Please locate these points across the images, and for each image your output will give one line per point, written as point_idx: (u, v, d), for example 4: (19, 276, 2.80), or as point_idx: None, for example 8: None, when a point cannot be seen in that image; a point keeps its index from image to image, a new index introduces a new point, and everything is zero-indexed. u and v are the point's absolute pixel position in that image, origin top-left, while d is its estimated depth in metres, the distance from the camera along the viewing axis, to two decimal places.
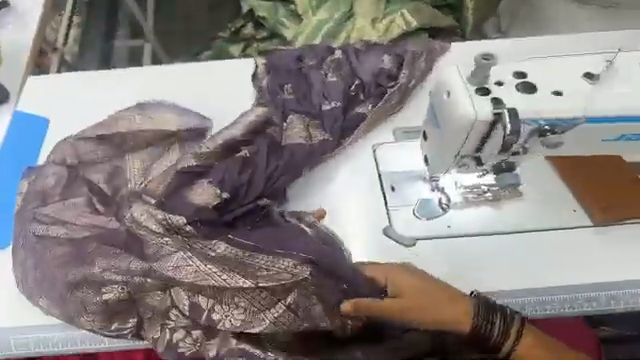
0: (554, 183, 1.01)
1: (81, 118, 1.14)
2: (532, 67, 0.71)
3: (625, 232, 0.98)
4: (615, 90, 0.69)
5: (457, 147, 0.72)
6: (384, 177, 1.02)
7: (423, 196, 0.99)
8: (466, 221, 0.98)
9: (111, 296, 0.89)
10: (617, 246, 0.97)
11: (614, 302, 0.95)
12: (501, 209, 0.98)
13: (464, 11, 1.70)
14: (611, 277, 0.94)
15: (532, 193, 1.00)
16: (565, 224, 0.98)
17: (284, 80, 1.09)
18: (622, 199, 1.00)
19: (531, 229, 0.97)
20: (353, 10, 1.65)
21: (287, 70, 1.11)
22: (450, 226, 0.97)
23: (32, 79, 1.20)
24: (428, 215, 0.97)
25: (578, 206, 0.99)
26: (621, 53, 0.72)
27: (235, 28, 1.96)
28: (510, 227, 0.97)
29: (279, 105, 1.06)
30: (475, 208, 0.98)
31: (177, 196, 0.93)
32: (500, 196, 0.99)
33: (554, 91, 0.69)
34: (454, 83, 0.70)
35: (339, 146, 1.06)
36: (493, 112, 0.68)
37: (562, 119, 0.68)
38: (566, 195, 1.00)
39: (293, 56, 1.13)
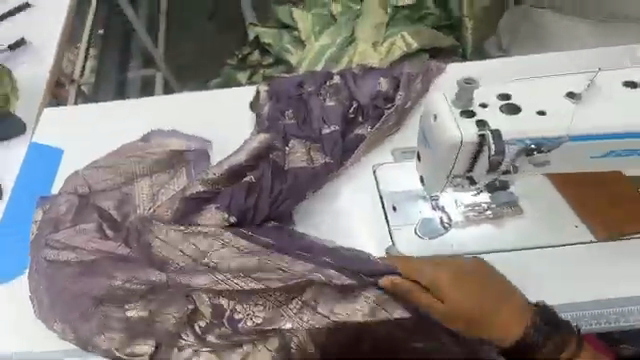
0: (553, 198, 1.01)
1: (94, 148, 1.19)
2: (516, 88, 0.73)
3: (627, 247, 0.97)
4: (598, 109, 0.71)
5: (447, 168, 0.74)
6: (385, 198, 1.03)
7: (424, 215, 1.00)
8: (467, 239, 0.98)
9: (133, 313, 0.91)
10: (621, 261, 0.96)
11: (622, 320, 0.93)
12: (503, 226, 0.99)
13: (464, 31, 1.79)
14: (616, 292, 0.93)
15: (531, 209, 1.00)
16: (567, 240, 0.97)
17: (285, 107, 1.12)
18: (624, 214, 1.00)
19: (532, 246, 0.97)
20: (354, 35, 1.73)
21: (287, 97, 1.14)
22: (452, 244, 0.97)
23: (49, 111, 1.26)
24: (429, 234, 0.98)
25: (580, 221, 0.99)
26: (601, 73, 0.74)
27: (241, 55, 2.03)
28: (510, 244, 0.97)
29: (280, 131, 1.08)
30: (475, 226, 0.99)
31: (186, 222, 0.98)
32: (501, 214, 0.99)
33: (539, 111, 0.71)
34: (440, 107, 0.73)
35: (341, 166, 1.09)
36: (477, 134, 0.70)
37: (548, 138, 0.70)
38: (567, 211, 1.00)
39: (293, 82, 1.17)
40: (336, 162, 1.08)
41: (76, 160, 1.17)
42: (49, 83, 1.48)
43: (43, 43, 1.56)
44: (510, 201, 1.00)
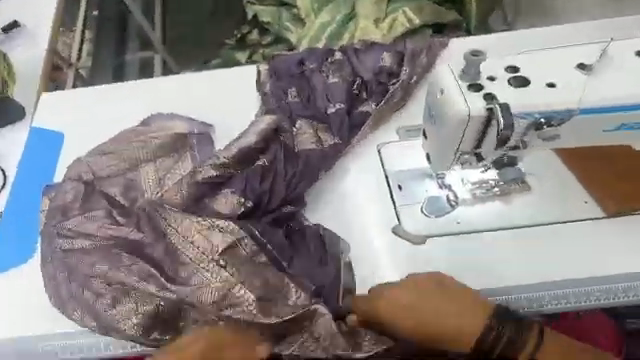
0: (561, 173, 0.99)
1: (95, 132, 1.17)
2: (524, 61, 0.71)
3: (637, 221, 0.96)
4: (610, 80, 0.68)
5: (454, 144, 0.72)
6: (390, 177, 1.02)
7: (430, 194, 0.99)
8: (475, 217, 0.97)
9: (149, 307, 0.90)
10: (633, 236, 0.95)
11: (631, 294, 0.94)
12: (512, 203, 0.97)
13: (466, 5, 1.72)
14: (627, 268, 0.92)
15: (539, 186, 0.99)
16: (577, 215, 0.96)
17: (287, 86, 1.11)
18: (634, 188, 0.98)
19: (541, 223, 0.96)
20: (354, 11, 1.69)
21: (288, 75, 1.13)
22: (459, 222, 0.96)
23: (48, 96, 1.24)
24: (436, 212, 0.97)
25: (588, 196, 0.97)
26: (614, 42, 0.72)
27: (241, 35, 1.99)
28: (519, 221, 0.96)
29: (286, 111, 1.08)
30: (481, 204, 0.97)
31: (201, 206, 0.95)
32: (508, 191, 0.98)
33: (548, 83, 0.69)
34: (447, 81, 0.71)
35: (348, 145, 1.06)
36: (485, 107, 0.68)
37: (558, 111, 0.68)
38: (575, 186, 0.98)
39: (295, 60, 1.15)
40: (345, 142, 1.06)
41: (77, 144, 1.16)
42: (45, 66, 1.45)
43: (39, 27, 1.52)
44: (518, 178, 0.99)
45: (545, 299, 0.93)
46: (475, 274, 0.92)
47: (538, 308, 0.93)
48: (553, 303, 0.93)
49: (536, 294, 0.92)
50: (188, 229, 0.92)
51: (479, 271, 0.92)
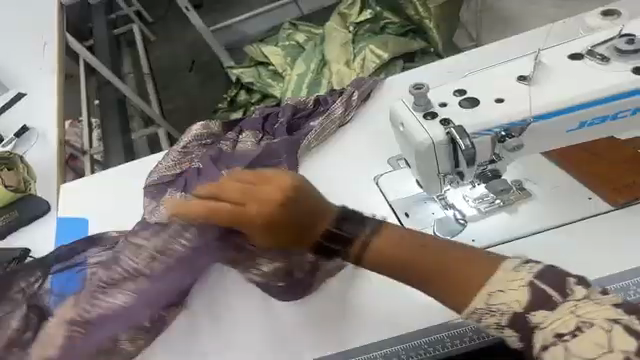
0: (553, 173, 1.00)
1: (116, 212, 1.21)
2: (471, 85, 0.78)
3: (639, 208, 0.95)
4: (554, 85, 0.74)
5: (430, 169, 0.78)
6: (397, 206, 1.03)
7: (438, 217, 0.99)
8: (487, 230, 0.96)
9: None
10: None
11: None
12: (517, 212, 0.97)
13: (430, 31, 1.76)
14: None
15: (540, 193, 0.98)
16: (581, 214, 0.95)
17: (273, 133, 1.17)
18: (629, 175, 0.97)
19: (547, 227, 0.95)
20: (325, 58, 1.83)
21: (273, 124, 1.18)
22: (475, 239, 0.96)
23: (66, 187, 1.28)
24: (451, 233, 0.97)
25: (592, 194, 0.97)
26: (543, 51, 0.78)
27: (229, 98, 2.11)
28: (528, 229, 0.95)
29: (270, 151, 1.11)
30: (490, 217, 0.97)
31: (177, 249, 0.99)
32: (510, 201, 0.98)
33: (498, 99, 0.75)
34: (404, 115, 0.78)
35: (341, 176, 1.11)
36: (444, 132, 0.74)
37: (514, 121, 0.74)
38: (574, 186, 0.98)
39: (280, 111, 1.20)
40: (337, 177, 1.11)
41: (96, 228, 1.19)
42: (59, 162, 1.57)
43: (45, 126, 1.65)
44: (516, 185, 0.99)
45: None
46: None
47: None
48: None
49: None
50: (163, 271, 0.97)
51: None
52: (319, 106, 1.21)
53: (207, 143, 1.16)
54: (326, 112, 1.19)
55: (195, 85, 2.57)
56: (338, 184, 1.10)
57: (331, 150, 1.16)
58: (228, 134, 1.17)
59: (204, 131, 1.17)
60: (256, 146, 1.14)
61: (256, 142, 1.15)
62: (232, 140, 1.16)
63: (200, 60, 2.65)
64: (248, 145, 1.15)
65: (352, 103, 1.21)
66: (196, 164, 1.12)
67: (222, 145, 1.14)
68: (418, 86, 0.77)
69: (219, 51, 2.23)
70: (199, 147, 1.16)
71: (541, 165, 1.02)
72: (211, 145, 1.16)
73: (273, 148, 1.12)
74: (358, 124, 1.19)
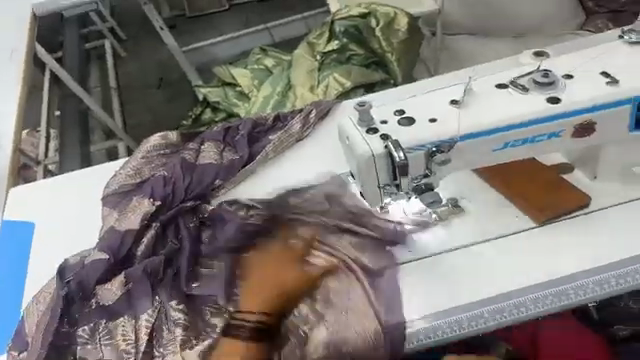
0: (485, 193, 1.09)
1: (67, 215, 1.21)
2: (410, 105, 0.86)
3: (561, 227, 1.04)
4: (479, 108, 0.83)
5: (370, 180, 0.85)
6: None
7: None
8: (423, 243, 1.03)
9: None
10: (562, 244, 1.01)
11: (582, 293, 0.97)
12: (452, 225, 1.05)
13: (391, 64, 1.83)
14: (561, 269, 0.98)
15: (473, 209, 1.07)
16: (509, 230, 1.04)
17: (229, 145, 1.23)
18: (552, 197, 1.07)
19: (478, 241, 1.03)
20: (291, 82, 1.91)
21: (233, 136, 1.25)
22: (411, 250, 1.02)
23: (16, 191, 1.28)
24: (391, 244, 1.03)
25: (518, 212, 1.06)
26: (475, 80, 0.87)
27: (194, 115, 2.16)
28: (460, 242, 1.03)
29: (227, 163, 1.18)
30: (427, 230, 1.05)
31: (140, 253, 1.02)
32: (445, 215, 1.06)
33: (431, 119, 0.83)
34: (349, 129, 0.85)
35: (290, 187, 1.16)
36: (383, 146, 0.82)
37: (442, 139, 0.82)
38: (503, 204, 1.08)
39: (242, 126, 1.27)
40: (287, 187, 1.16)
41: (51, 232, 1.18)
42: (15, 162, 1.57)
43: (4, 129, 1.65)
44: (450, 202, 1.08)
45: (506, 310, 0.96)
46: (455, 295, 0.96)
47: (489, 324, 0.95)
48: (502, 317, 0.96)
49: (500, 304, 0.96)
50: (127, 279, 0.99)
51: (457, 291, 0.97)
52: (278, 121, 1.28)
53: (168, 154, 1.22)
54: (285, 129, 1.26)
55: (160, 101, 2.61)
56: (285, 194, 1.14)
57: (285, 162, 1.21)
58: (191, 145, 1.22)
59: (163, 141, 1.23)
60: (219, 157, 1.19)
61: (219, 153, 1.20)
62: (195, 150, 1.20)
63: (169, 78, 2.69)
64: (211, 155, 1.19)
65: (308, 123, 1.28)
66: (157, 172, 1.16)
67: (185, 154, 1.19)
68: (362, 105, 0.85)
69: (189, 71, 2.29)
70: (159, 157, 1.21)
71: (474, 185, 1.11)
72: (172, 155, 1.21)
73: (237, 159, 1.19)
74: (312, 138, 1.26)
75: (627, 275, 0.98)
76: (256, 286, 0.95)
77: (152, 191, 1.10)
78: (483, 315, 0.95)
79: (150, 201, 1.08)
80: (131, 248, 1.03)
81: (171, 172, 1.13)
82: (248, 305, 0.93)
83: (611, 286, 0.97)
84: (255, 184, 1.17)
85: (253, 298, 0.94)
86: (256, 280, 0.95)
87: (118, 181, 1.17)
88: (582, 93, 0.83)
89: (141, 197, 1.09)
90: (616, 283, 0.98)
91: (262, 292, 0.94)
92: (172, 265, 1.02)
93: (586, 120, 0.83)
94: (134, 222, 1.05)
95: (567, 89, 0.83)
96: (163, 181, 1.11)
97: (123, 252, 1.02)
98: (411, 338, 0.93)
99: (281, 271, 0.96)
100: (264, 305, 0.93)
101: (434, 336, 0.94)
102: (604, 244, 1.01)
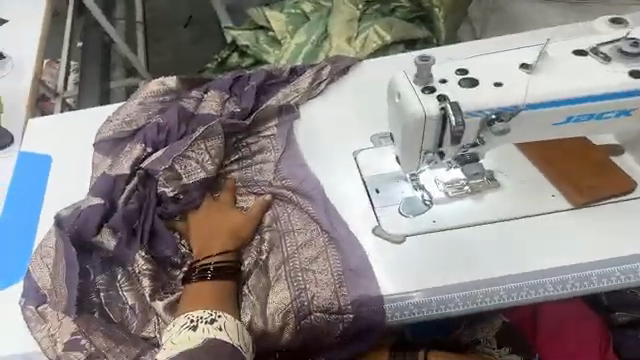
0: (526, 168, 1.01)
1: (84, 151, 1.14)
2: (473, 65, 0.77)
3: (603, 213, 0.96)
4: (552, 76, 0.74)
5: (417, 143, 0.77)
6: (369, 180, 1.02)
7: (406, 196, 0.99)
8: (450, 215, 0.97)
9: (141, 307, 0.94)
10: (606, 231, 0.94)
11: (606, 280, 0.90)
12: (485, 199, 0.98)
13: (436, 21, 1.72)
14: (595, 254, 0.92)
15: (510, 185, 1.00)
16: (543, 209, 0.97)
17: (234, 94, 1.15)
18: (596, 179, 0.99)
19: (513, 218, 0.96)
20: (328, 31, 1.77)
21: (242, 87, 1.15)
22: (435, 220, 0.96)
23: (35, 121, 1.21)
24: (413, 213, 0.97)
25: (556, 190, 0.99)
26: (552, 43, 0.78)
27: (220, 58, 2.07)
28: (494, 217, 0.96)
29: (227, 113, 1.10)
30: (457, 202, 0.98)
31: (132, 199, 1.00)
32: (479, 188, 0.99)
33: (495, 83, 0.75)
34: (402, 84, 0.77)
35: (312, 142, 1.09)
36: (439, 107, 0.74)
37: (505, 106, 0.74)
38: (542, 182, 1.00)
39: (252, 76, 1.17)
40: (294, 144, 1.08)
41: (65, 171, 1.11)
42: (31, 93, 1.50)
43: (23, 57, 1.57)
44: (487, 174, 1.00)
45: (522, 290, 0.90)
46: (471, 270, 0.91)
47: (503, 302, 0.90)
48: (517, 296, 0.90)
49: (515, 285, 0.90)
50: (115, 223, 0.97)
51: (475, 265, 0.92)
52: (294, 75, 1.19)
53: (163, 100, 1.16)
54: (292, 83, 1.17)
55: (185, 41, 2.50)
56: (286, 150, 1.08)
57: (310, 110, 1.14)
58: (193, 93, 1.15)
59: (161, 88, 1.16)
60: (220, 107, 1.11)
61: (221, 103, 1.12)
62: (196, 98, 1.13)
63: (198, 17, 2.57)
64: (213, 104, 1.12)
65: (337, 77, 1.18)
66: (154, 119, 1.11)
67: (184, 102, 1.12)
68: (424, 59, 0.76)
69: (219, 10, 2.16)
70: (156, 104, 1.15)
71: (517, 159, 1.03)
72: (173, 101, 1.15)
73: (237, 112, 1.10)
74: (344, 87, 1.17)
75: None
76: (203, 227, 0.97)
77: (142, 139, 1.07)
78: (499, 292, 0.90)
79: (142, 147, 1.05)
80: (121, 194, 1.01)
81: (165, 120, 1.08)
82: (203, 245, 0.96)
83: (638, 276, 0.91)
84: (282, 132, 1.10)
85: (216, 240, 0.95)
86: (204, 224, 0.98)
87: (110, 127, 1.12)
88: None
89: (131, 146, 1.07)
90: None
91: (214, 235, 0.96)
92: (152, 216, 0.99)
93: None
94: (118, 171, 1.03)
95: None
96: (156, 128, 1.08)
97: (114, 197, 1.00)
98: (414, 307, 0.90)
99: (230, 212, 0.99)
100: (224, 245, 0.95)
101: (445, 307, 0.90)
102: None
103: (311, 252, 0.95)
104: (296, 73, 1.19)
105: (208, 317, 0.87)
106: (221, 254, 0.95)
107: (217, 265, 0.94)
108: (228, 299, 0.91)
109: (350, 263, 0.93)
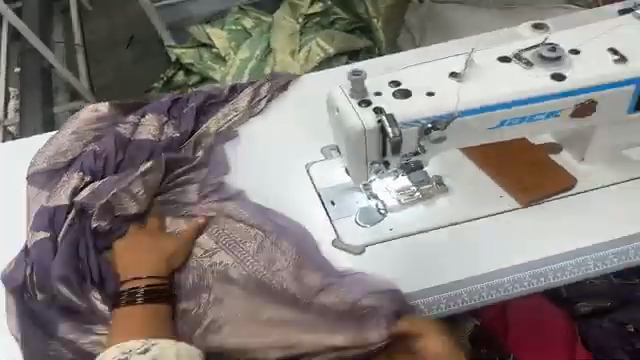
0: (468, 171, 1.04)
1: (21, 186, 1.09)
2: (405, 76, 0.80)
3: (548, 210, 1.00)
4: (484, 82, 0.78)
5: (359, 156, 0.79)
6: (323, 193, 1.02)
7: (362, 206, 1.00)
8: (406, 222, 0.98)
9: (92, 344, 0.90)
10: (549, 225, 0.98)
11: (559, 275, 0.94)
12: (436, 204, 1.00)
13: (376, 31, 1.77)
14: (547, 249, 0.95)
15: (458, 187, 1.02)
16: (493, 209, 1.00)
17: (173, 117, 1.13)
18: (537, 176, 1.03)
19: (465, 220, 0.99)
20: (271, 46, 1.79)
21: (180, 109, 1.14)
22: (392, 228, 0.98)
23: None
24: (370, 222, 0.98)
25: (503, 191, 1.02)
26: (478, 52, 0.82)
27: (166, 78, 2.04)
28: (444, 220, 0.98)
29: (168, 138, 1.09)
30: (408, 208, 1.00)
31: (73, 231, 0.95)
32: (429, 193, 1.01)
33: (428, 92, 0.77)
34: (339, 99, 0.78)
35: (257, 159, 1.09)
36: (376, 120, 0.75)
37: (440, 115, 0.76)
38: (488, 183, 1.03)
39: (190, 98, 1.17)
40: (239, 163, 1.09)
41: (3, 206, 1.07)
42: None
43: None
44: (435, 179, 1.03)
45: (483, 291, 0.93)
46: (432, 275, 0.93)
47: (463, 305, 0.93)
48: (476, 298, 0.93)
49: (476, 287, 0.93)
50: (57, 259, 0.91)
51: (434, 270, 0.93)
52: (236, 93, 1.19)
53: (99, 127, 1.12)
54: (234, 102, 1.17)
55: (128, 62, 2.44)
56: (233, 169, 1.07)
57: (255, 126, 1.15)
58: (129, 118, 1.13)
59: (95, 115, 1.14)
60: (158, 132, 1.10)
61: (160, 127, 1.11)
62: (133, 124, 1.11)
63: (140, 37, 2.53)
64: (151, 128, 1.10)
65: (278, 93, 1.20)
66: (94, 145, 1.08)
67: (120, 128, 1.10)
68: (356, 73, 0.77)
69: (162, 29, 2.13)
70: (91, 131, 1.12)
71: (459, 162, 1.06)
72: (110, 127, 1.12)
73: (176, 137, 1.09)
74: (286, 102, 1.19)
75: (606, 258, 0.95)
76: (131, 256, 0.93)
77: (80, 167, 1.03)
78: (461, 295, 0.93)
79: (80, 176, 1.01)
80: (61, 227, 0.96)
81: (102, 147, 1.05)
82: (132, 273, 0.91)
83: (588, 269, 0.95)
84: (229, 151, 1.11)
85: (144, 264, 0.91)
86: (132, 250, 0.94)
87: (43, 159, 1.07)
88: (587, 72, 0.78)
89: (68, 176, 1.03)
90: (594, 266, 0.95)
91: (143, 262, 0.92)
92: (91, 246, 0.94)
93: (587, 100, 0.79)
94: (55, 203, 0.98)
95: (573, 68, 0.78)
96: (95, 156, 1.04)
97: (55, 230, 0.95)
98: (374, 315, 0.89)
99: (161, 238, 0.96)
100: (153, 269, 0.91)
101: None
102: (586, 224, 0.97)
103: (258, 271, 0.92)
104: (237, 91, 1.19)
105: (141, 347, 0.82)
106: (152, 281, 0.90)
107: (149, 292, 0.89)
108: (162, 326, 0.87)
109: (299, 272, 0.92)
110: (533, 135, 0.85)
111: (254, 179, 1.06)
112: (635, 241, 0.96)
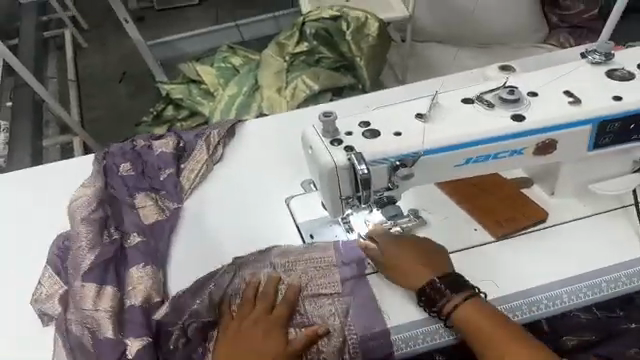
0: (443, 206, 1.08)
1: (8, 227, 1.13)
2: (375, 117, 0.84)
3: (519, 243, 1.03)
4: (447, 122, 0.82)
5: (332, 191, 0.82)
6: (302, 227, 1.05)
7: (340, 240, 1.02)
8: None
9: None
10: (519, 257, 1.01)
11: (534, 309, 0.95)
12: None
13: (360, 69, 1.82)
14: (519, 283, 0.97)
15: (431, 222, 1.06)
16: (466, 243, 1.03)
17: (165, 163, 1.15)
18: (509, 210, 1.06)
19: None
20: (258, 83, 1.86)
21: (158, 160, 1.15)
22: (370, 262, 1.00)
23: None
24: None
25: (476, 224, 1.05)
26: (442, 94, 0.87)
27: (156, 112, 2.07)
28: None
29: (164, 188, 1.13)
30: None
31: (100, 268, 0.97)
32: (404, 227, 1.04)
33: (396, 132, 0.82)
34: (312, 139, 0.82)
35: (240, 195, 1.13)
36: (346, 158, 0.79)
37: (408, 153, 0.80)
38: (460, 217, 1.06)
39: (158, 161, 1.15)
40: (223, 198, 1.13)
41: (14, 243, 1.10)
42: None
43: None
44: (411, 213, 1.06)
45: None
46: (403, 310, 0.94)
47: (442, 340, 0.92)
48: (436, 338, 0.91)
49: None
50: (91, 296, 0.93)
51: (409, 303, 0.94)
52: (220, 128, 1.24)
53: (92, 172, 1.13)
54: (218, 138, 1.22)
55: (120, 96, 2.50)
56: (216, 206, 1.12)
57: (223, 169, 1.19)
58: (127, 163, 1.14)
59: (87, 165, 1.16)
60: (141, 185, 1.12)
61: (153, 202, 1.10)
62: (131, 207, 1.08)
63: (132, 73, 2.59)
64: (150, 207, 1.09)
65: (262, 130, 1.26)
66: (115, 235, 1.02)
67: (129, 170, 1.13)
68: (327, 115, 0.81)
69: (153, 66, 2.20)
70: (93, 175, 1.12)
71: (434, 197, 1.09)
72: (107, 167, 1.13)
73: (178, 184, 1.13)
74: (262, 141, 1.24)
75: (578, 290, 0.97)
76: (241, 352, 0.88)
77: (124, 263, 1.00)
78: (440, 330, 0.92)
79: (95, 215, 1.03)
80: (91, 259, 0.97)
81: (119, 195, 1.09)
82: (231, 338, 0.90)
83: (564, 301, 0.96)
84: (202, 193, 1.14)
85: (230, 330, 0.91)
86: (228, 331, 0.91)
87: (78, 258, 0.97)
88: (544, 113, 0.83)
89: (105, 276, 0.96)
90: (568, 299, 0.96)
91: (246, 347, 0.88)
92: (177, 326, 0.92)
93: (548, 139, 0.83)
94: (111, 303, 0.93)
95: (531, 107, 0.83)
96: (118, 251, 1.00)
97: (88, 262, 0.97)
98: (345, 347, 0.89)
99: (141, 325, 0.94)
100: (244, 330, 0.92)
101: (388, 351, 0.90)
102: (556, 258, 1.00)
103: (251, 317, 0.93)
104: (195, 146, 1.19)
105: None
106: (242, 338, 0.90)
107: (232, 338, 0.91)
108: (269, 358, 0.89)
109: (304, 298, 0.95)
110: (504, 170, 0.88)
111: (225, 220, 1.09)
112: (605, 273, 0.98)
